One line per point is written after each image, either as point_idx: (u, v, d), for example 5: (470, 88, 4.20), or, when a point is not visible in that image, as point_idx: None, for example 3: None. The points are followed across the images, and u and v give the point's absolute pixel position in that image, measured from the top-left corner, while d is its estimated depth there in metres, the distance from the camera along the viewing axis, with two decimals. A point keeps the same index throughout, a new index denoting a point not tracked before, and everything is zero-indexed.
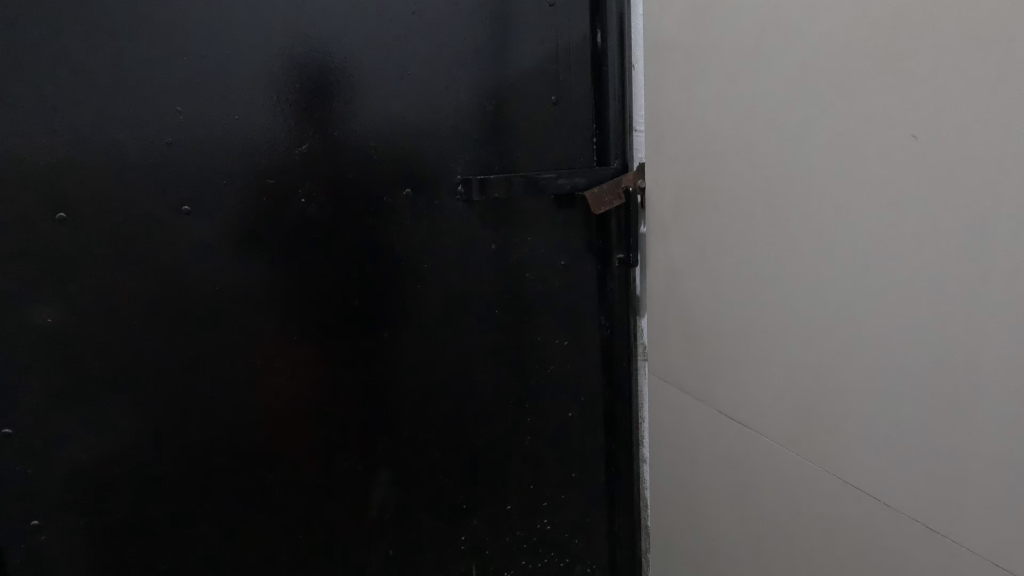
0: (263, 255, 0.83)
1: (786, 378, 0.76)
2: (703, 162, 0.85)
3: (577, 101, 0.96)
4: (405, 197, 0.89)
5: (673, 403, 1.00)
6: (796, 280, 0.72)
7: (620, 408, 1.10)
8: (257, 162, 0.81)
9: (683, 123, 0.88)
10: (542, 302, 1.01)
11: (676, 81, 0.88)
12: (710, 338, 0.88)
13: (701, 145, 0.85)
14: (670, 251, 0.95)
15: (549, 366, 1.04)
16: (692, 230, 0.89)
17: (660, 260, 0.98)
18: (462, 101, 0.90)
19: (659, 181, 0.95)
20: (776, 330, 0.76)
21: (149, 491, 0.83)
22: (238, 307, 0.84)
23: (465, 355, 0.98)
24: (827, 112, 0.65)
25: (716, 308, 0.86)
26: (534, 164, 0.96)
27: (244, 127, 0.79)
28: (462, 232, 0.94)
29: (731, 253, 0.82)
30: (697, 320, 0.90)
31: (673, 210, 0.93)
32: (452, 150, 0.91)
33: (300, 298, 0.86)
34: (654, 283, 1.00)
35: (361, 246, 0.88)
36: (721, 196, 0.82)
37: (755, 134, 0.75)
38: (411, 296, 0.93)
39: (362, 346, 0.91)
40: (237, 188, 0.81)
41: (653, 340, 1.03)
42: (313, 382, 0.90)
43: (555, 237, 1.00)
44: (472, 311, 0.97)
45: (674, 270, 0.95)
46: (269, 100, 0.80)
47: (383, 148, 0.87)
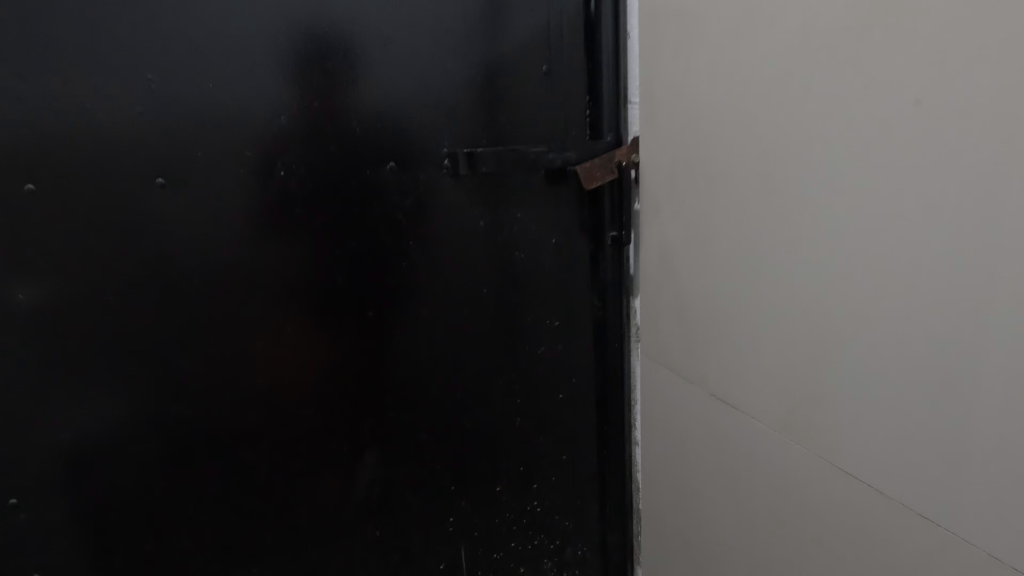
0: (244, 229, 0.81)
1: (778, 360, 0.73)
2: (699, 137, 0.81)
3: (569, 72, 0.92)
4: (391, 172, 0.86)
5: (666, 387, 0.98)
6: (791, 259, 0.69)
7: (611, 391, 1.07)
8: (234, 133, 0.78)
9: (679, 95, 0.84)
10: (532, 282, 0.98)
11: (671, 49, 0.84)
12: (703, 320, 0.86)
13: (697, 119, 0.81)
14: (664, 230, 0.92)
15: (540, 347, 1.02)
16: (686, 208, 0.86)
17: (654, 240, 0.95)
18: (448, 71, 0.86)
19: (654, 157, 0.92)
20: (771, 310, 0.73)
21: (131, 470, 0.82)
22: (218, 283, 0.81)
23: (453, 335, 0.96)
24: (826, 78, 0.61)
25: (710, 289, 0.83)
26: (524, 137, 0.92)
27: (219, 96, 0.76)
28: (449, 209, 0.91)
29: (725, 231, 0.79)
30: (691, 301, 0.88)
31: (666, 187, 0.90)
32: (438, 124, 0.87)
33: (282, 275, 0.84)
34: (647, 262, 0.98)
35: (345, 222, 0.86)
36: (716, 172, 0.79)
37: (751, 104, 0.71)
38: (397, 274, 0.90)
39: (347, 326, 0.89)
40: (214, 160, 0.77)
41: (647, 322, 1.00)
42: (297, 361, 0.88)
43: (546, 214, 0.96)
44: (460, 290, 0.95)
45: (667, 250, 0.92)
46: (244, 68, 0.76)
47: (366, 122, 0.84)
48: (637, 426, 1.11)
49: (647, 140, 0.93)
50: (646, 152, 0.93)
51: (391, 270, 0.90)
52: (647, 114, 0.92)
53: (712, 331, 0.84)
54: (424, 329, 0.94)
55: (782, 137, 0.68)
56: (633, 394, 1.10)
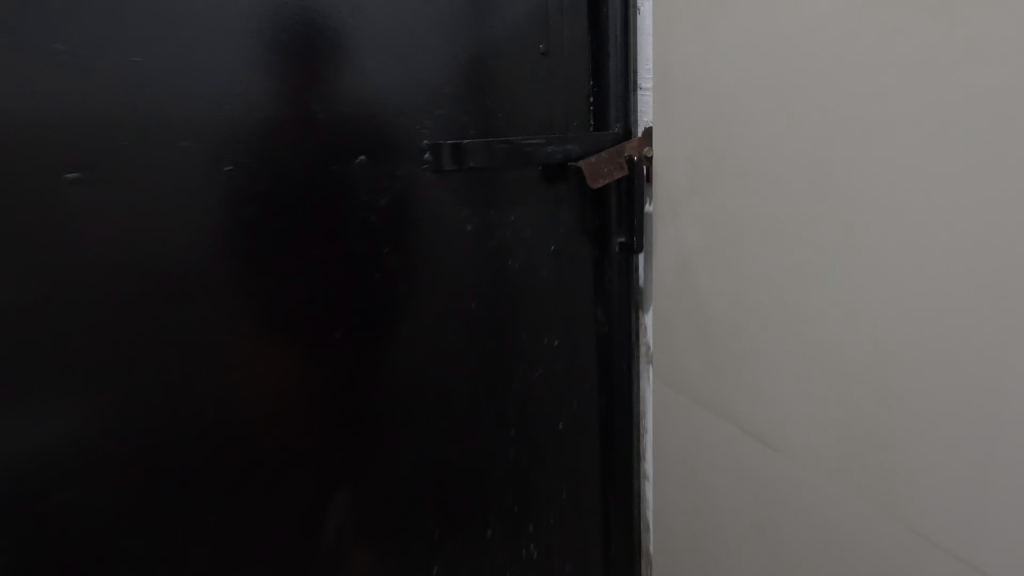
0: (178, 238, 0.65)
1: (824, 394, 0.61)
2: (728, 125, 0.69)
3: (570, 53, 0.80)
4: (361, 167, 0.72)
5: (682, 415, 0.85)
6: (858, 273, 0.55)
7: (616, 418, 0.94)
8: (165, 119, 0.63)
9: (702, 75, 0.71)
10: (525, 296, 0.85)
11: (691, 24, 0.72)
12: (731, 341, 0.73)
13: (726, 103, 0.68)
14: (683, 234, 0.79)
15: (536, 370, 0.88)
16: (711, 208, 0.73)
17: (670, 244, 0.81)
18: (431, 49, 0.73)
19: (672, 148, 0.79)
20: (823, 333, 0.60)
21: (34, 542, 0.65)
22: (146, 306, 0.65)
23: (436, 358, 0.82)
24: (912, 48, 0.48)
25: (741, 305, 0.70)
26: (516, 129, 0.79)
27: (146, 73, 0.62)
28: (433, 211, 0.77)
29: (756, 236, 0.67)
30: (715, 317, 0.75)
31: (686, 184, 0.77)
32: (417, 111, 0.74)
33: (228, 292, 0.68)
34: (660, 272, 0.85)
35: (305, 227, 0.71)
36: (751, 166, 0.66)
37: (799, 84, 0.59)
38: (371, 288, 0.76)
39: (309, 352, 0.74)
40: (140, 151, 0.62)
41: (659, 340, 0.87)
42: (249, 395, 0.72)
43: (543, 217, 0.83)
44: (445, 306, 0.81)
45: (686, 257, 0.79)
46: (180, 40, 0.62)
47: (331, 108, 0.69)
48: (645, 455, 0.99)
49: (662, 130, 0.80)
50: (659, 146, 0.81)
51: (363, 283, 0.76)
52: (661, 100, 0.80)
53: (741, 354, 0.72)
54: (403, 352, 0.80)
55: (848, 122, 0.54)
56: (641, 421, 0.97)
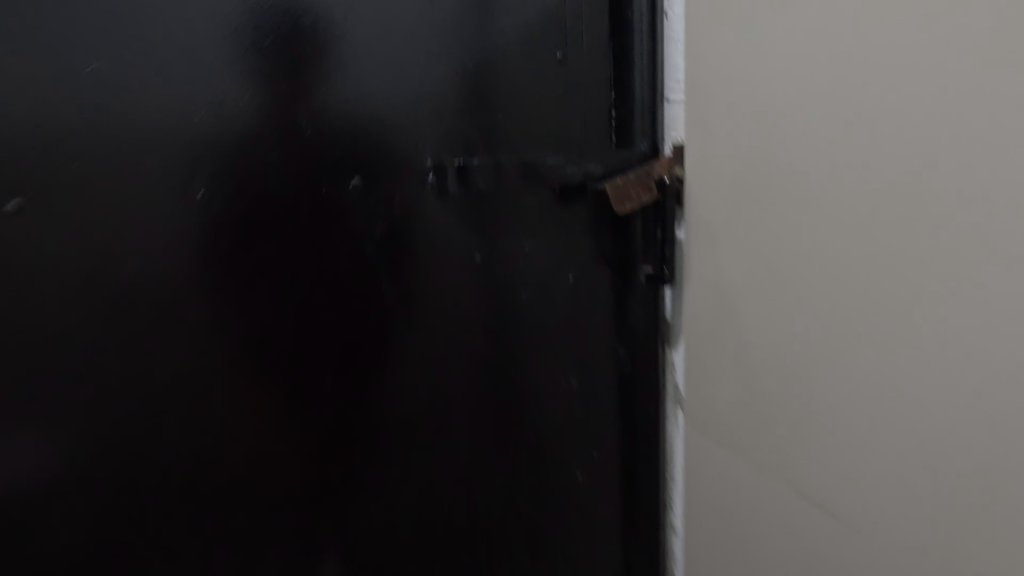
0: (139, 273, 0.57)
1: (929, 455, 0.48)
2: (789, 139, 0.57)
3: (588, 60, 0.69)
4: (355, 190, 0.63)
5: (726, 478, 0.72)
6: (963, 311, 0.44)
7: (641, 470, 0.81)
8: (120, 132, 0.55)
9: (752, 82, 0.60)
10: (537, 332, 0.74)
11: (736, 25, 0.61)
12: (792, 396, 0.60)
13: (784, 114, 0.57)
14: (730, 268, 0.66)
15: (551, 417, 0.76)
16: (766, 239, 0.61)
17: (709, 279, 0.69)
18: (432, 54, 0.64)
19: (711, 168, 0.66)
20: (919, 390, 0.48)
21: None
22: (100, 351, 0.57)
23: (437, 407, 0.71)
24: None
25: (802, 353, 0.59)
26: (528, 146, 0.69)
27: (96, 77, 0.54)
28: (433, 238, 0.67)
29: (828, 273, 0.55)
30: (771, 367, 0.62)
31: (730, 209, 0.64)
32: (417, 126, 0.64)
33: (196, 337, 0.59)
34: (697, 309, 0.72)
35: (291, 259, 0.62)
36: (819, 189, 0.54)
37: (880, 90, 0.48)
38: (367, 328, 0.66)
39: (291, 404, 0.64)
40: (86, 168, 0.54)
41: (694, 389, 0.74)
42: (218, 453, 0.62)
43: (557, 243, 0.72)
44: (449, 346, 0.70)
45: (732, 295, 0.66)
46: (138, 39, 0.54)
47: (320, 122, 0.61)
48: (676, 526, 0.84)
49: (697, 147, 0.67)
50: (693, 163, 0.69)
51: (356, 324, 0.65)
52: (698, 112, 0.67)
53: (806, 414, 0.59)
54: (402, 401, 0.69)
55: (918, 135, 0.46)
56: (671, 480, 0.83)
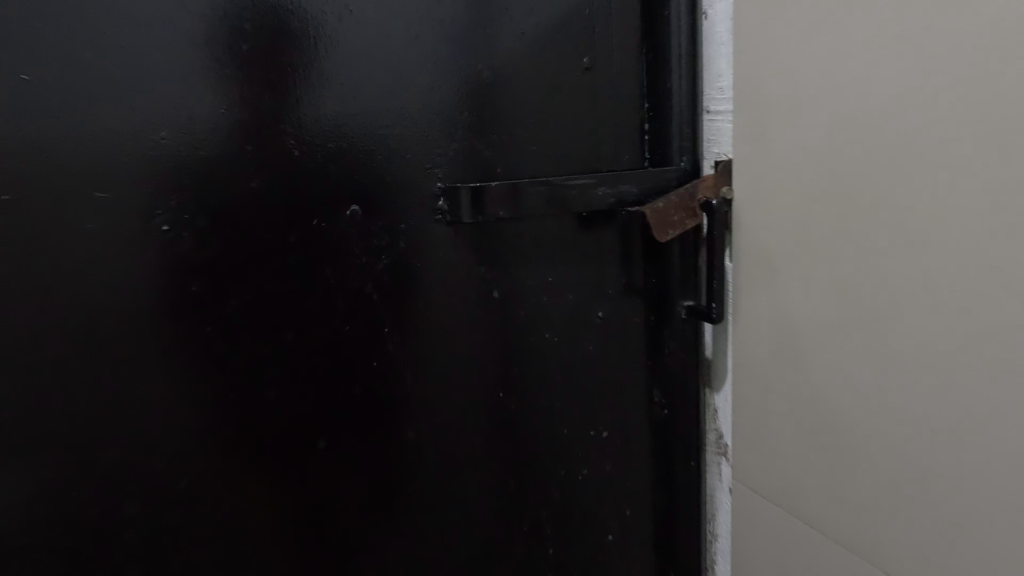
0: (91, 325, 0.47)
1: None
2: (877, 160, 0.48)
3: (617, 68, 0.61)
4: (352, 221, 0.54)
5: (790, 547, 0.61)
6: None
7: (680, 529, 0.71)
8: (65, 160, 0.45)
9: (822, 92, 0.51)
10: (564, 378, 0.64)
11: (797, 29, 0.52)
12: (878, 456, 0.51)
13: (866, 130, 0.48)
14: (795, 306, 0.56)
15: (580, 474, 0.66)
16: (844, 275, 0.52)
17: (768, 317, 0.59)
18: (441, 61, 0.55)
19: (770, 190, 0.57)
20: None
21: None
22: (42, 418, 0.47)
23: (449, 470, 0.61)
24: None
25: (889, 407, 0.50)
26: (552, 167, 0.60)
27: (34, 95, 0.44)
28: (444, 276, 0.57)
29: (941, 318, 0.45)
30: (849, 424, 0.53)
31: (796, 239, 0.55)
32: (425, 146, 0.55)
33: (164, 397, 0.50)
34: (749, 352, 0.62)
35: (279, 304, 0.52)
36: (922, 217, 0.45)
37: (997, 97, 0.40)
38: (366, 381, 0.56)
39: (278, 471, 0.55)
40: (20, 206, 0.44)
41: (745, 443, 0.65)
42: (192, 532, 0.52)
43: (585, 276, 0.63)
44: (463, 400, 0.60)
45: (800, 338, 0.56)
46: (85, 48, 0.45)
47: (311, 141, 0.51)
48: None
49: (749, 167, 0.59)
50: (744, 184, 0.60)
51: (354, 376, 0.56)
52: (749, 128, 0.58)
53: (902, 478, 0.50)
54: (407, 464, 0.59)
55: None
56: (713, 543, 0.72)
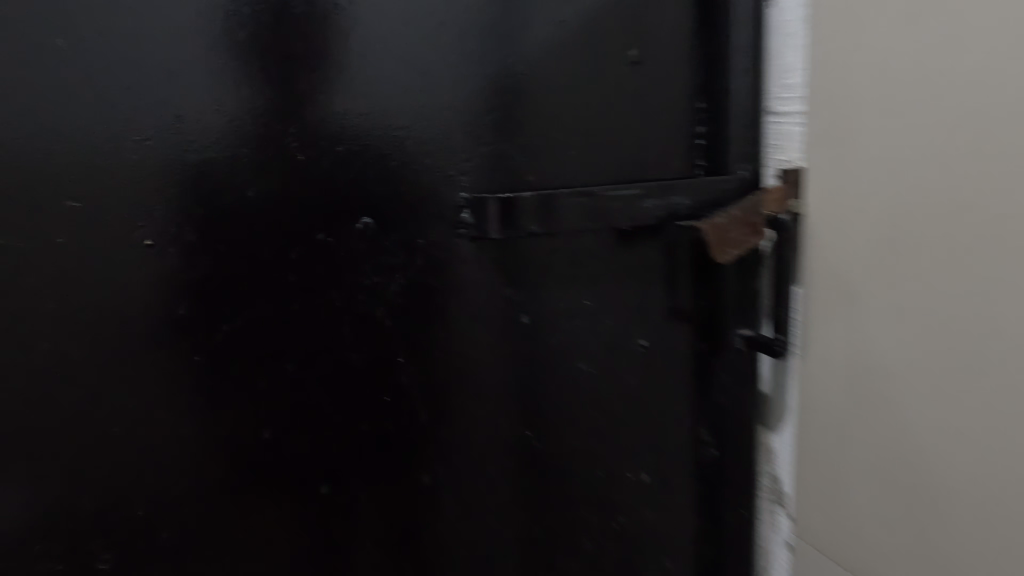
0: (60, 354, 0.41)
1: None
2: (998, 175, 0.40)
3: (668, 62, 0.53)
4: (363, 235, 0.47)
5: None
6: None
7: None
8: (35, 164, 0.39)
9: (922, 92, 0.43)
10: (600, 415, 0.56)
11: (894, 15, 0.44)
12: (989, 528, 0.43)
13: (985, 136, 0.40)
14: (881, 342, 0.48)
15: (616, 521, 0.59)
16: (950, 309, 0.43)
17: (846, 352, 0.51)
18: (467, 53, 0.48)
19: (852, 207, 0.49)
20: None
21: None
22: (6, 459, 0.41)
23: (468, 516, 0.53)
24: None
25: (1008, 470, 0.42)
26: (592, 175, 0.52)
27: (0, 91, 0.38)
28: (466, 299, 0.50)
29: None
30: (948, 481, 0.45)
31: (886, 265, 0.47)
32: (448, 151, 0.48)
33: (142, 436, 0.44)
34: (820, 389, 0.54)
35: (277, 329, 0.46)
36: None
37: None
38: (374, 418, 0.49)
39: (275, 519, 0.48)
40: None
41: (814, 490, 0.57)
42: None
43: (627, 300, 0.55)
44: (485, 439, 0.53)
45: (886, 377, 0.48)
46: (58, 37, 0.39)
47: (316, 145, 0.45)
48: None
49: (827, 180, 0.51)
50: (819, 197, 0.52)
51: (361, 412, 0.49)
52: (824, 133, 0.51)
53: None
54: (421, 511, 0.52)
55: None
56: None
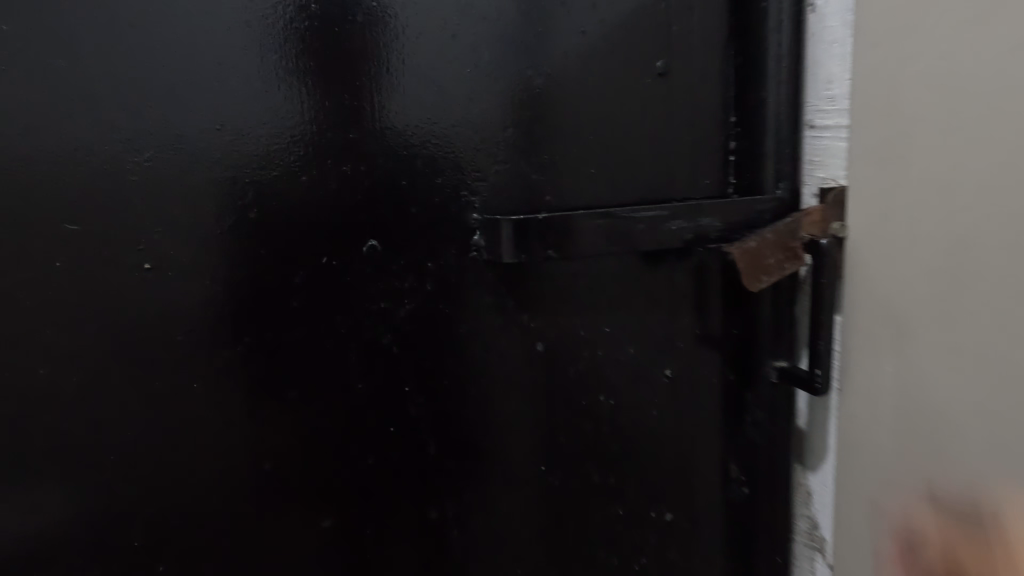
0: (54, 384, 0.39)
1: None
2: None
3: (699, 74, 0.49)
4: (370, 258, 0.44)
5: None
6: None
7: None
8: (33, 187, 0.37)
9: (987, 95, 0.37)
10: (622, 449, 0.53)
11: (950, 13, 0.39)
12: None
13: None
14: (934, 380, 0.43)
15: (638, 560, 0.55)
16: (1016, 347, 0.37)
17: (894, 389, 0.46)
18: (483, 66, 0.45)
19: (901, 228, 0.44)
20: None
21: None
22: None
23: (481, 554, 0.51)
24: None
25: None
26: (615, 194, 0.49)
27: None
28: (479, 325, 0.47)
29: None
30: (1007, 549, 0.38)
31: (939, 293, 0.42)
32: (459, 169, 0.45)
33: (136, 471, 0.41)
34: (864, 429, 0.49)
35: (275, 357, 0.43)
36: None
37: None
38: (381, 450, 0.47)
39: (276, 556, 0.45)
40: None
41: (858, 546, 0.50)
42: None
43: (652, 327, 0.52)
44: (498, 474, 0.50)
45: (938, 420, 0.42)
46: (61, 54, 0.37)
47: (323, 163, 0.43)
48: None
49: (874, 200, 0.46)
50: (863, 218, 0.47)
51: (365, 444, 0.46)
52: (875, 149, 0.45)
53: None
54: (431, 548, 0.49)
55: None
56: None
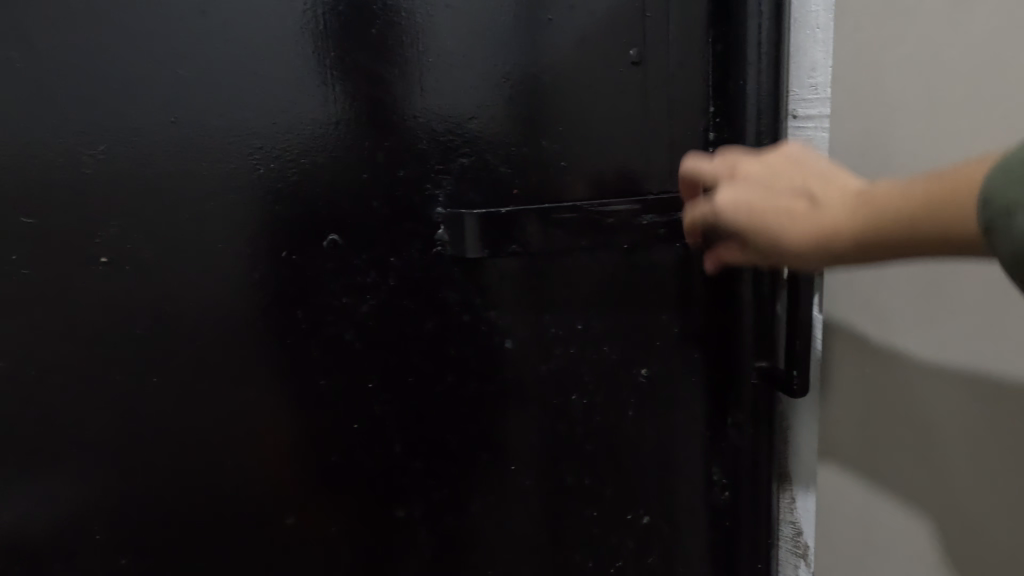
0: (11, 376, 0.39)
1: None
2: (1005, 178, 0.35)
3: (675, 63, 0.48)
4: (331, 252, 0.43)
5: None
6: None
7: None
8: None
9: (967, 97, 0.37)
10: (598, 449, 0.51)
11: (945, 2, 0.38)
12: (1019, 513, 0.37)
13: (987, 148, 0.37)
14: (919, 371, 0.42)
15: (615, 564, 0.54)
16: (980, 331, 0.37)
17: (874, 379, 0.45)
18: (447, 56, 0.43)
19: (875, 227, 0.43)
20: None
21: None
22: None
23: (450, 553, 0.50)
24: None
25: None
26: (588, 187, 0.47)
27: None
28: (445, 322, 0.46)
29: None
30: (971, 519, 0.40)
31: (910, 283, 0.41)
32: (423, 162, 0.44)
33: (95, 464, 0.41)
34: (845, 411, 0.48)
35: (236, 352, 0.43)
36: None
37: None
38: (346, 448, 0.46)
39: (239, 552, 0.45)
40: None
41: (846, 557, 0.50)
42: None
43: (628, 323, 0.50)
44: (467, 473, 0.49)
45: (922, 408, 0.42)
46: (10, 42, 0.37)
47: (281, 156, 0.42)
48: None
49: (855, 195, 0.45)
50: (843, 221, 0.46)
51: (331, 442, 0.45)
52: (860, 141, 0.44)
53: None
54: (398, 547, 0.48)
55: None
56: None
